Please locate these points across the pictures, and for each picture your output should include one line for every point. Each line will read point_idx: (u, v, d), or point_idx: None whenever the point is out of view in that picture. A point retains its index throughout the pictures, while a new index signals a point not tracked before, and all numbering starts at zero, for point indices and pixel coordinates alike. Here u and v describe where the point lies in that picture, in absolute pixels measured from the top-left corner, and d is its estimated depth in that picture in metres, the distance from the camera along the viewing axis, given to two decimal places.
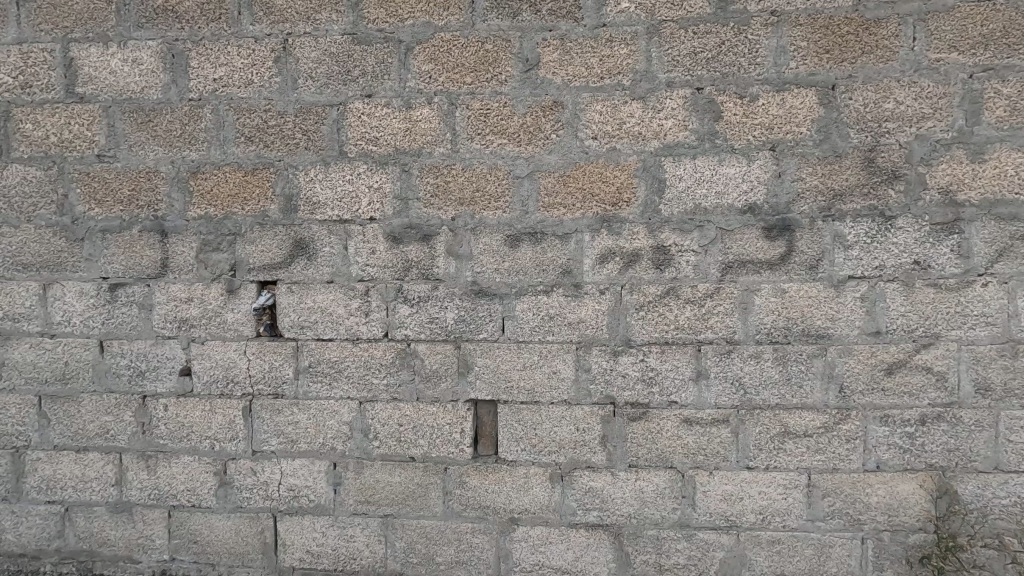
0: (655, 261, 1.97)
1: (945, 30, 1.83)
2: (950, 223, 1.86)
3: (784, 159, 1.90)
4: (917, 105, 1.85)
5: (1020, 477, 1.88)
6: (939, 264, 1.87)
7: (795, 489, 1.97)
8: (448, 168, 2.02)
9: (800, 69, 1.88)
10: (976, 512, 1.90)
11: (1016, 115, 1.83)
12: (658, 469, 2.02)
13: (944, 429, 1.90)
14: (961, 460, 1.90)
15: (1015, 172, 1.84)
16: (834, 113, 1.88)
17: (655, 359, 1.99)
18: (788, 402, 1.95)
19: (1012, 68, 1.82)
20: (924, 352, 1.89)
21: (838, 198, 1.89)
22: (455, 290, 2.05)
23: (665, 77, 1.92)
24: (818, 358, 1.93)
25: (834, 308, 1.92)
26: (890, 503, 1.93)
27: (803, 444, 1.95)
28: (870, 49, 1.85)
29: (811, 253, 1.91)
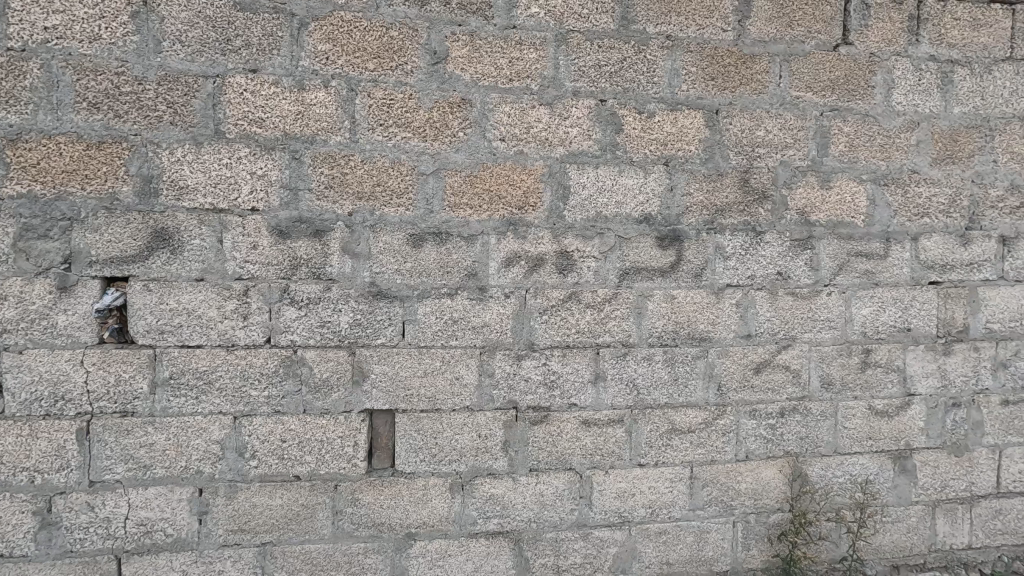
0: (559, 266, 2.00)
1: (804, 72, 2.10)
2: (805, 239, 2.14)
3: (676, 174, 2.04)
4: (782, 134, 2.10)
5: (853, 458, 2.21)
6: (796, 275, 2.14)
7: (679, 481, 2.11)
8: (346, 159, 1.86)
9: (690, 92, 2.03)
10: (821, 490, 2.19)
11: (854, 150, 2.15)
12: (557, 472, 2.04)
13: (798, 420, 2.17)
14: (810, 446, 2.18)
15: (853, 199, 2.16)
16: (717, 135, 2.06)
17: (557, 363, 2.02)
18: (675, 401, 2.09)
19: (852, 110, 2.14)
20: (784, 353, 2.15)
21: (719, 213, 2.08)
22: (351, 291, 1.89)
23: (571, 86, 1.96)
24: (700, 359, 2.10)
25: (714, 313, 2.10)
26: (756, 488, 2.16)
27: (686, 439, 2.10)
28: (746, 81, 2.06)
29: (696, 263, 2.07)
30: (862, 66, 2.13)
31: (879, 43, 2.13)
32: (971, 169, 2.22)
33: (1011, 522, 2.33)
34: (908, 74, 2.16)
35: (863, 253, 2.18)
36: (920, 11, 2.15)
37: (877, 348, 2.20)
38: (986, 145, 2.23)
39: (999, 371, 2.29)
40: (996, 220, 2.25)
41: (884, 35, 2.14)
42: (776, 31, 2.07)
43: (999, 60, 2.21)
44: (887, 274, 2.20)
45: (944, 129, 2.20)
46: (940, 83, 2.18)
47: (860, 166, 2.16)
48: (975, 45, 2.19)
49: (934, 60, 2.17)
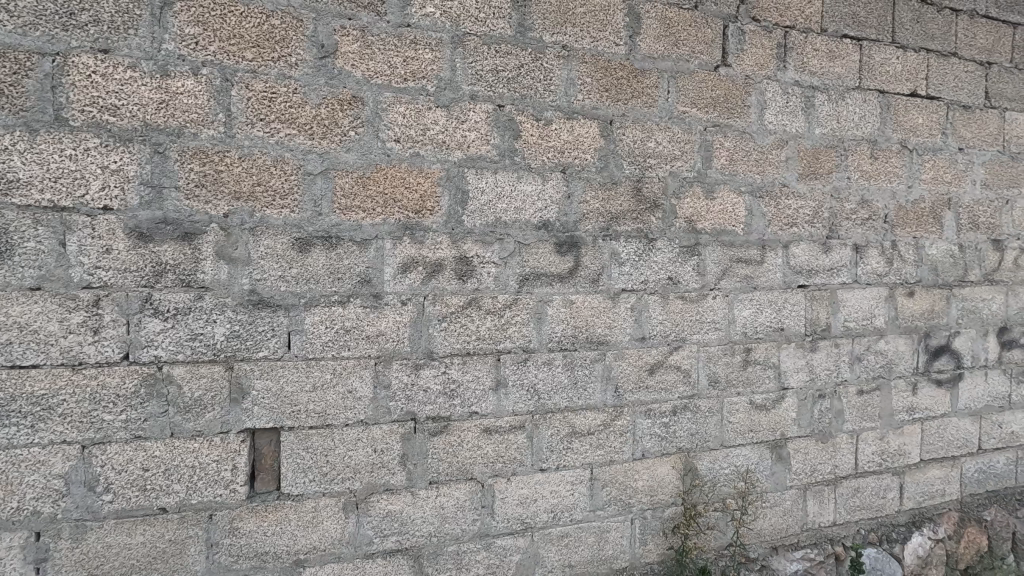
0: (458, 272, 1.96)
1: (690, 89, 2.23)
2: (693, 246, 2.27)
3: (573, 182, 2.08)
4: (671, 147, 2.21)
5: (737, 450, 2.37)
6: (685, 280, 2.26)
7: (580, 484, 2.15)
8: (220, 155, 1.70)
9: (585, 102, 2.08)
10: (709, 483, 2.33)
11: (734, 164, 2.32)
12: (458, 482, 1.99)
13: (688, 417, 2.29)
14: (700, 441, 2.31)
15: (734, 209, 2.33)
16: (611, 145, 2.13)
17: (457, 371, 1.97)
18: (575, 404, 2.13)
19: (731, 127, 2.31)
20: (675, 354, 2.26)
21: (614, 220, 2.15)
22: (227, 301, 1.73)
23: (469, 89, 1.94)
24: (598, 362, 2.15)
25: (610, 317, 2.16)
26: (652, 485, 2.24)
27: (586, 441, 2.15)
28: (638, 95, 2.16)
29: (594, 268, 2.12)
30: (739, 86, 2.31)
31: (753, 66, 2.33)
32: (830, 184, 2.48)
33: (867, 499, 2.62)
34: (778, 96, 2.37)
35: (743, 259, 2.35)
36: (786, 40, 2.38)
37: (756, 347, 2.39)
38: (842, 163, 2.50)
39: (855, 365, 2.58)
40: (851, 230, 2.54)
41: (757, 60, 2.33)
42: (663, 49, 2.19)
43: (851, 88, 2.50)
44: (763, 278, 2.39)
45: (808, 147, 2.44)
46: (804, 106, 2.42)
47: (739, 179, 2.34)
48: (832, 73, 2.46)
49: (799, 85, 2.40)
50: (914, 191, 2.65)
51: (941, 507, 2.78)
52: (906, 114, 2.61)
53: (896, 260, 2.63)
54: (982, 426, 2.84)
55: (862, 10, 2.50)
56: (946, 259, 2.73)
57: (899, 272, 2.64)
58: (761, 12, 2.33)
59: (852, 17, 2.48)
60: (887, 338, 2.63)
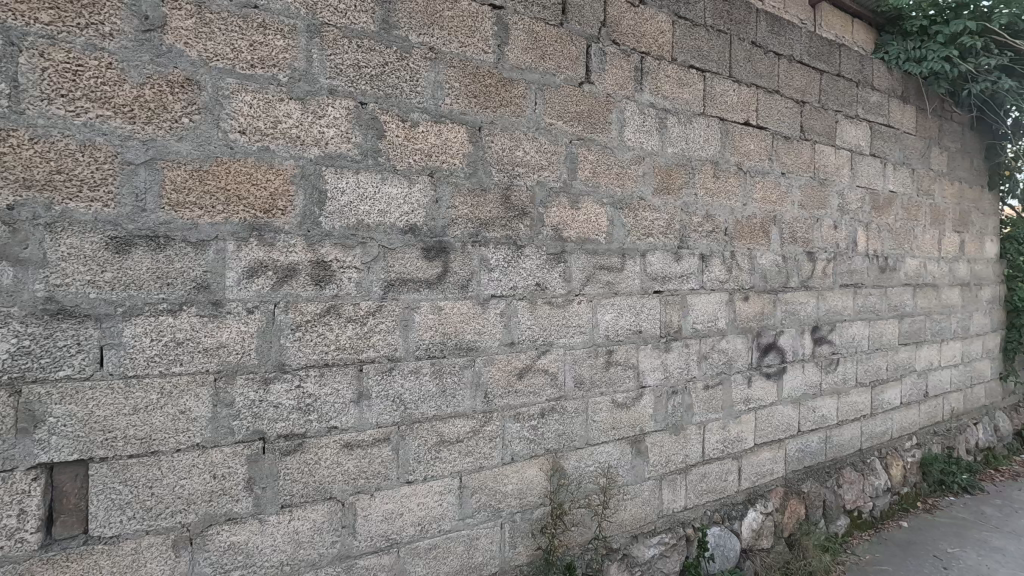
0: (314, 278, 1.83)
1: (556, 102, 2.32)
2: (559, 254, 2.36)
3: (441, 186, 2.05)
4: (538, 156, 2.28)
5: (601, 447, 2.50)
6: (551, 286, 2.34)
7: (448, 493, 2.11)
8: (3, 135, 1.41)
9: (453, 106, 2.07)
10: (575, 480, 2.42)
11: (597, 176, 2.46)
12: (315, 504, 1.85)
13: (556, 418, 2.37)
14: (567, 442, 2.40)
15: (597, 219, 2.46)
16: (480, 151, 2.14)
17: (313, 384, 1.84)
18: (443, 412, 2.09)
19: (594, 141, 2.44)
20: (543, 358, 2.33)
21: (483, 226, 2.15)
22: (12, 310, 1.43)
23: (327, 82, 1.82)
24: (467, 369, 2.14)
25: (479, 323, 2.16)
26: (521, 488, 2.28)
27: (455, 449, 2.12)
28: (506, 104, 2.19)
29: (462, 274, 2.11)
30: (601, 103, 2.45)
31: (613, 86, 2.49)
32: (680, 200, 2.73)
33: (712, 483, 2.91)
34: (636, 116, 2.56)
35: (605, 266, 2.50)
36: (642, 65, 2.57)
37: (617, 349, 2.54)
38: (690, 181, 2.77)
39: (702, 362, 2.86)
40: (698, 241, 2.81)
41: (617, 80, 2.50)
42: (531, 61, 2.25)
43: (697, 113, 2.78)
44: (623, 285, 2.56)
45: (662, 165, 2.66)
46: (657, 126, 2.64)
47: (602, 190, 2.48)
48: (681, 99, 2.72)
49: (654, 106, 2.62)
50: (748, 208, 3.01)
51: (771, 485, 3.18)
52: (741, 140, 2.96)
53: (734, 268, 2.97)
54: (801, 412, 3.31)
55: (705, 44, 2.79)
56: (773, 268, 3.15)
57: (736, 279, 2.98)
58: (620, 36, 2.50)
59: (698, 50, 2.77)
60: (728, 338, 2.96)
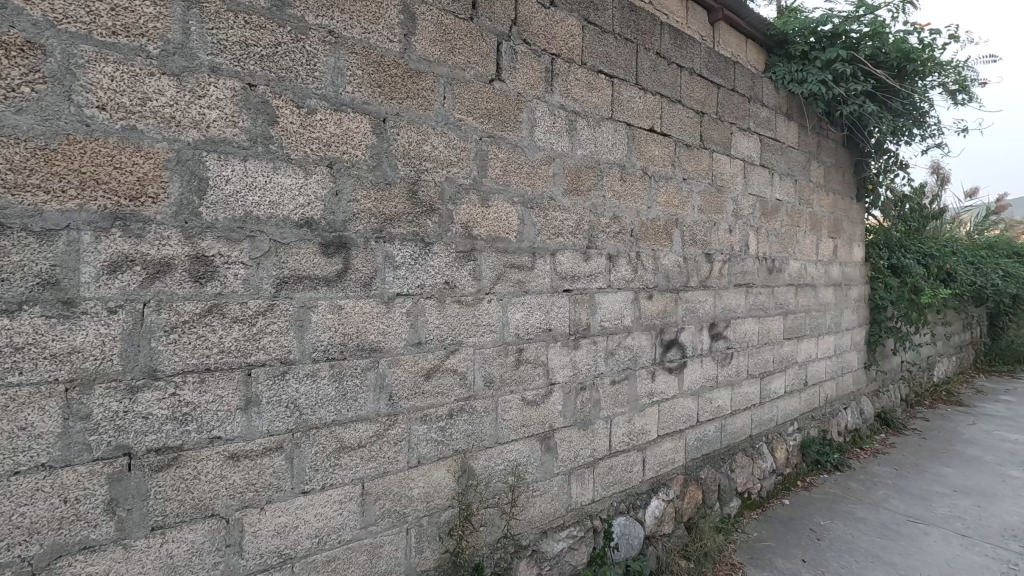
0: (193, 274, 1.65)
1: (465, 97, 2.29)
2: (469, 252, 2.33)
3: (341, 178, 1.94)
4: (447, 152, 2.24)
5: (510, 446, 2.50)
6: (461, 285, 2.31)
7: (349, 501, 2.01)
8: None
9: (355, 95, 1.97)
10: (485, 480, 2.41)
11: (507, 174, 2.46)
12: (193, 523, 1.68)
13: (465, 419, 2.34)
14: (476, 442, 2.38)
15: (507, 218, 2.46)
16: (385, 144, 2.05)
17: (192, 391, 1.67)
18: (344, 417, 1.99)
19: (504, 139, 2.44)
20: (451, 357, 2.28)
21: (388, 222, 2.07)
22: None
23: (209, 58, 1.65)
24: (371, 371, 2.05)
25: (384, 323, 2.08)
26: (427, 491, 2.23)
27: (356, 455, 2.02)
28: (413, 96, 2.13)
29: (365, 272, 2.02)
30: (512, 102, 2.45)
31: (524, 85, 2.50)
32: (589, 201, 2.81)
33: (619, 475, 3.03)
34: (546, 116, 2.59)
35: (515, 265, 2.50)
36: (553, 66, 2.61)
37: (527, 347, 2.56)
38: (598, 182, 2.85)
39: (609, 359, 2.96)
40: (606, 242, 2.91)
41: (528, 80, 2.51)
42: (439, 53, 2.20)
43: (605, 117, 2.86)
44: (533, 283, 2.58)
45: (571, 166, 2.72)
46: (568, 128, 2.69)
47: (512, 189, 2.48)
48: (590, 103, 2.79)
49: (564, 108, 2.66)
50: (652, 211, 3.16)
51: (673, 473, 3.37)
52: (646, 146, 3.10)
53: (639, 268, 3.11)
54: (699, 403, 3.54)
55: (613, 51, 2.89)
56: (675, 268, 3.33)
57: (641, 278, 3.12)
58: (531, 36, 2.51)
59: (606, 56, 2.85)
60: (633, 335, 3.09)
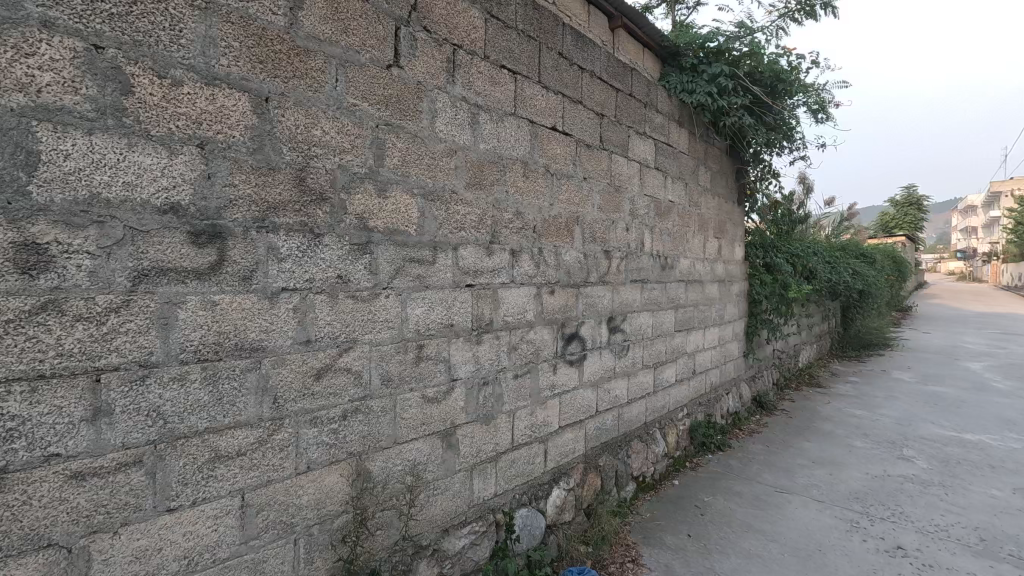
0: (20, 264, 1.41)
1: (360, 82, 2.17)
2: (365, 245, 2.22)
3: (214, 160, 1.76)
4: (339, 138, 2.11)
5: (409, 445, 2.43)
6: (355, 279, 2.19)
7: (226, 516, 1.83)
8: None
9: (232, 69, 1.78)
10: (381, 483, 2.33)
11: (406, 165, 2.38)
12: (22, 557, 1.43)
13: (360, 420, 2.24)
14: (372, 443, 2.28)
15: (406, 210, 2.38)
16: (267, 126, 1.89)
17: (20, 402, 1.42)
18: (219, 424, 1.81)
19: (403, 128, 2.36)
20: (345, 356, 2.17)
21: (271, 210, 1.91)
22: None
23: (38, 10, 1.41)
24: (251, 372, 1.88)
25: (267, 320, 1.92)
26: (318, 498, 2.10)
27: (234, 465, 1.85)
28: (300, 76, 1.98)
29: (245, 264, 1.84)
30: (411, 91, 2.38)
31: (424, 74, 2.43)
32: (491, 196, 2.81)
33: (521, 467, 3.07)
34: (447, 108, 2.54)
35: (415, 260, 2.43)
36: (455, 57, 2.56)
37: (427, 343, 2.51)
38: (501, 178, 2.86)
39: (511, 353, 2.98)
40: (509, 237, 2.92)
41: (429, 69, 2.44)
42: (330, 32, 2.06)
43: (508, 113, 2.87)
44: (434, 278, 2.52)
45: (474, 159, 2.70)
46: (469, 121, 2.66)
47: (411, 181, 2.40)
48: (493, 97, 2.78)
49: (466, 101, 2.63)
50: (554, 208, 3.23)
51: (573, 462, 3.48)
52: (549, 144, 3.16)
53: (542, 264, 3.17)
54: (598, 394, 3.69)
55: (516, 48, 2.90)
56: (576, 264, 3.44)
57: (544, 274, 3.18)
58: (431, 24, 2.44)
59: (509, 52, 2.86)
60: (535, 329, 3.14)
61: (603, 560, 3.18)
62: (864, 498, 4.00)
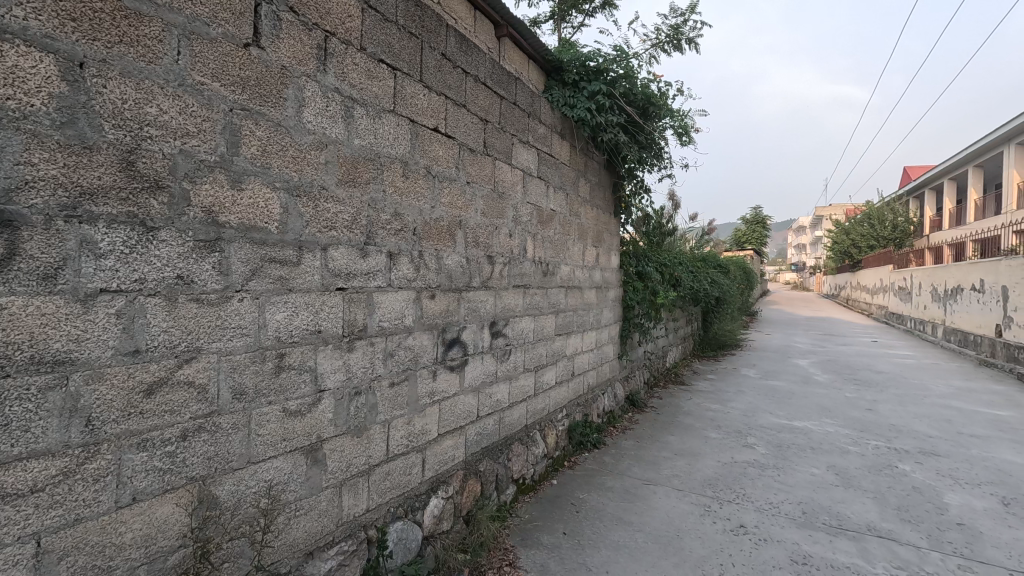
0: None
1: (209, 59, 1.93)
2: (212, 241, 1.97)
3: (3, 131, 1.44)
4: (181, 119, 1.85)
5: (266, 464, 2.20)
6: (200, 280, 1.93)
7: (14, 567, 1.50)
8: None
9: (29, 22, 1.48)
10: (230, 510, 2.07)
11: (266, 156, 2.16)
12: None
13: (204, 439, 1.97)
14: (220, 465, 2.03)
15: (265, 205, 2.16)
16: (82, 95, 1.60)
17: None
18: (6, 454, 1.48)
19: (263, 115, 2.14)
20: (185, 368, 1.90)
21: (86, 196, 1.62)
22: None
23: None
24: (54, 391, 1.56)
25: (78, 327, 1.61)
26: (146, 534, 1.81)
27: (27, 503, 1.53)
28: (128, 42, 1.70)
29: (47, 260, 1.53)
30: (274, 74, 2.17)
31: (289, 58, 2.23)
32: (367, 194, 2.67)
33: (396, 479, 2.94)
34: (317, 97, 2.37)
35: (276, 260, 2.22)
36: (326, 44, 2.39)
37: (289, 352, 2.29)
38: (377, 176, 2.73)
39: (387, 360, 2.86)
40: (386, 239, 2.80)
41: (295, 53, 2.25)
42: None
43: (386, 110, 2.76)
44: (299, 280, 2.32)
45: (347, 155, 2.54)
46: (342, 114, 2.51)
47: (272, 173, 2.19)
48: (370, 92, 2.65)
49: (338, 92, 2.47)
50: (436, 211, 3.17)
51: (453, 469, 3.43)
52: (430, 145, 3.10)
53: (422, 268, 3.08)
54: (479, 399, 3.68)
55: (396, 43, 2.80)
56: (458, 268, 3.40)
57: (424, 278, 3.10)
58: (299, 5, 2.25)
59: (388, 46, 2.75)
60: (414, 334, 3.04)
61: (481, 567, 3.16)
62: (716, 484, 4.46)
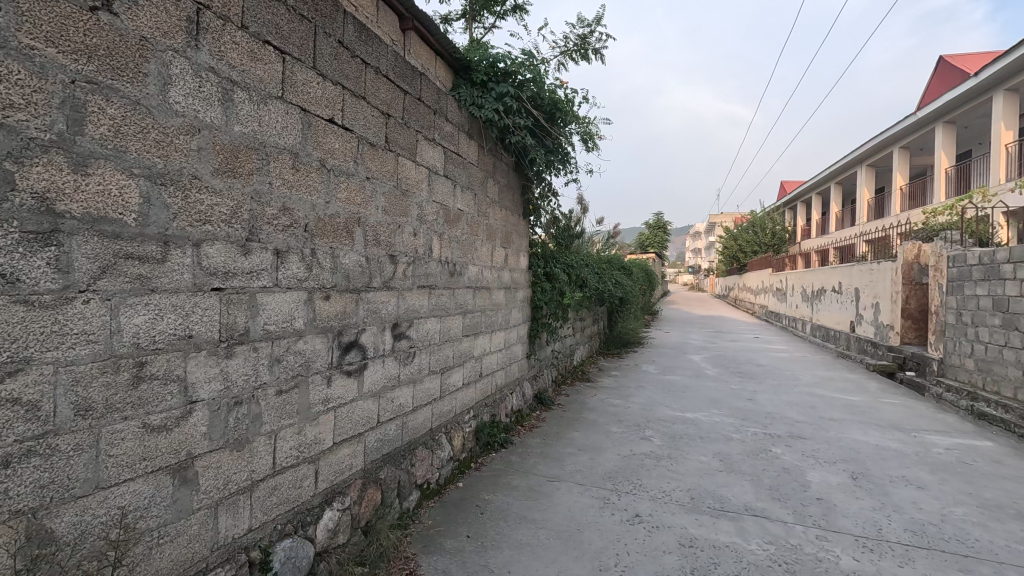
0: None
1: (42, 21, 1.66)
2: (46, 233, 1.69)
3: None
4: (3, 88, 1.58)
5: (120, 488, 1.94)
6: (29, 278, 1.65)
7: None
8: None
9: None
10: (70, 545, 1.79)
11: (120, 138, 1.89)
12: None
13: (35, 465, 1.69)
14: (57, 493, 1.75)
15: (119, 193, 1.89)
16: None
17: None
18: None
19: (117, 91, 1.88)
20: (8, 382, 1.61)
21: None
22: None
23: None
24: None
25: None
26: None
27: None
28: None
29: None
30: (131, 45, 1.91)
31: (152, 29, 1.98)
32: (249, 186, 2.45)
33: (284, 493, 2.73)
34: (186, 75, 2.12)
35: (133, 256, 1.95)
36: (199, 17, 2.15)
37: (151, 360, 2.03)
38: (262, 167, 2.52)
39: (274, 366, 2.64)
40: (272, 235, 2.58)
41: (159, 24, 2.01)
42: None
43: (273, 96, 2.56)
44: (163, 280, 2.07)
45: (224, 142, 2.31)
46: (219, 98, 2.28)
47: (129, 157, 1.93)
48: (253, 75, 2.44)
49: (214, 72, 2.24)
50: (331, 207, 2.99)
51: (350, 479, 3.26)
52: (324, 137, 2.92)
53: (315, 267, 2.89)
54: (380, 404, 3.54)
55: (285, 25, 2.60)
56: (356, 268, 3.24)
57: (316, 277, 2.91)
58: None
59: (275, 27, 2.54)
60: (305, 338, 2.85)
61: None
62: (615, 476, 4.66)
